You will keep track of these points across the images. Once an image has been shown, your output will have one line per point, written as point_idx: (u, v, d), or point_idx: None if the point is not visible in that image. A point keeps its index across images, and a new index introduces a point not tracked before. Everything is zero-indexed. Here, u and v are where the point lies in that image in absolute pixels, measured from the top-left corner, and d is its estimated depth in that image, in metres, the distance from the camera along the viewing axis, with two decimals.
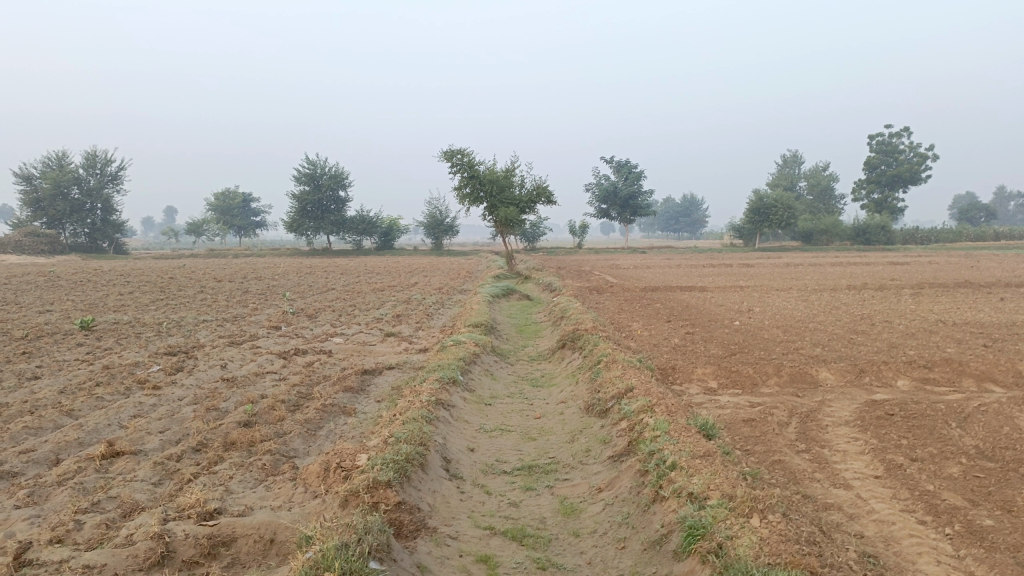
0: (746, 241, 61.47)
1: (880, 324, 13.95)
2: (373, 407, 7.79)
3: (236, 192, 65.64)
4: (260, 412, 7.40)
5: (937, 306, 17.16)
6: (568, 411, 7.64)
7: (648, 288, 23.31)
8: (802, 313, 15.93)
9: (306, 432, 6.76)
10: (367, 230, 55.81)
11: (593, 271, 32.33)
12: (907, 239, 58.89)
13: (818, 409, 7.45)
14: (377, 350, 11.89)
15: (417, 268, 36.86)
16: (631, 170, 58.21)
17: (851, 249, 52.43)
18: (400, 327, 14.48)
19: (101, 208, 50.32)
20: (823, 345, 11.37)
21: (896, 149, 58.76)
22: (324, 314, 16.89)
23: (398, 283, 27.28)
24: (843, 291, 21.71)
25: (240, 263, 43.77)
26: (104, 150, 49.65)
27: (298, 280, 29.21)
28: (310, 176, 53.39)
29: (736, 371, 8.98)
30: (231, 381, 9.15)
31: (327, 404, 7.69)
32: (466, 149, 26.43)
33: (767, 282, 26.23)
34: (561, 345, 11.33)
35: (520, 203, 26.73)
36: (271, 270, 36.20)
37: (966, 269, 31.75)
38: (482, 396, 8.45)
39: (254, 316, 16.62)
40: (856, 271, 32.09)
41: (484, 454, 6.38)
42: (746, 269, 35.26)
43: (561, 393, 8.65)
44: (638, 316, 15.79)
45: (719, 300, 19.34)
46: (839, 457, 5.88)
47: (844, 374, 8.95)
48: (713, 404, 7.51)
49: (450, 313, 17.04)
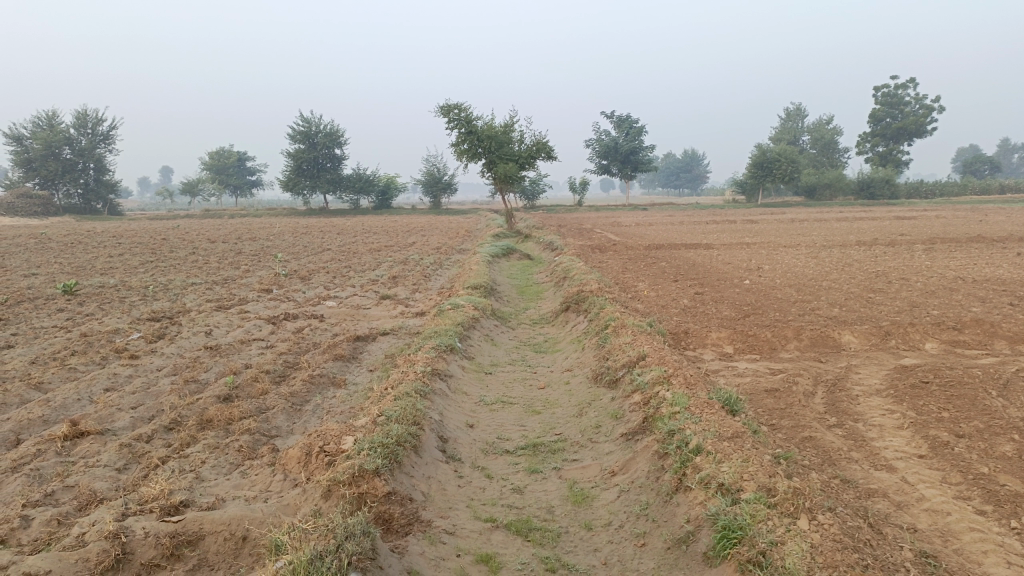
0: (748, 197, 60.54)
1: (897, 281, 13.34)
2: (365, 378, 7.24)
3: (230, 151, 64.45)
4: (242, 384, 6.83)
5: (953, 262, 16.53)
6: (575, 380, 7.09)
7: (652, 246, 22.66)
8: (813, 271, 15.31)
9: (292, 407, 6.22)
10: (364, 188, 54.86)
11: (593, 228, 31.62)
12: (911, 193, 57.97)
13: (845, 377, 6.89)
14: (371, 314, 11.34)
15: (415, 227, 36.18)
16: (632, 125, 57.01)
17: (855, 204, 51.56)
18: (396, 290, 13.88)
19: (94, 168, 49.31)
20: (840, 306, 10.78)
21: (902, 101, 57.45)
22: (317, 276, 16.27)
23: (395, 243, 26.58)
24: (854, 247, 21.06)
25: (235, 223, 43.03)
26: (94, 109, 48.50)
27: (293, 241, 28.55)
28: (304, 134, 52.26)
29: (753, 334, 8.39)
30: (215, 349, 8.57)
31: (315, 375, 7.12)
32: (463, 103, 25.52)
33: (772, 238, 25.53)
34: (565, 308, 10.74)
35: (520, 159, 25.93)
36: (267, 230, 35.50)
37: (975, 223, 30.95)
38: (482, 364, 7.88)
39: (245, 279, 15.99)
40: (863, 226, 31.36)
41: (484, 430, 5.84)
42: (750, 224, 34.57)
43: (566, 360, 8.08)
44: (643, 275, 15.19)
45: (726, 258, 18.71)
46: (876, 434, 5.33)
47: (868, 337, 8.37)
48: (732, 373, 6.95)
49: (449, 274, 16.44)
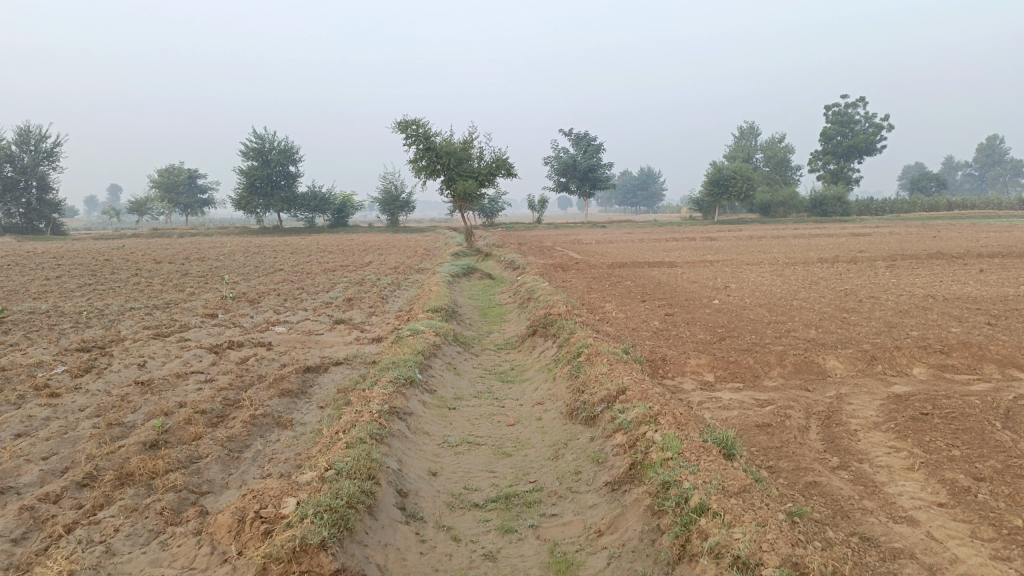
0: (705, 214, 60.92)
1: (868, 300, 13.04)
2: (314, 416, 6.51)
3: (181, 168, 62.69)
4: (173, 429, 6.03)
5: (918, 279, 16.36)
6: (547, 416, 6.46)
7: (615, 265, 22.21)
8: (782, 290, 14.97)
9: (230, 456, 5.46)
10: (320, 207, 53.84)
11: (554, 247, 31.15)
12: (863, 210, 59.05)
13: (837, 408, 6.37)
14: (324, 341, 10.58)
15: (372, 246, 35.33)
16: (590, 143, 57.03)
17: (810, 220, 52.21)
18: (351, 313, 13.12)
19: (36, 186, 47.37)
20: (817, 327, 10.36)
21: (852, 120, 58.54)
22: (267, 298, 15.40)
23: (352, 263, 25.77)
24: (817, 264, 20.90)
25: (184, 243, 41.63)
26: (37, 126, 46.74)
27: (245, 261, 27.49)
28: (258, 151, 51.01)
29: (734, 360, 7.85)
30: (148, 386, 7.72)
31: (257, 415, 6.35)
32: (420, 119, 24.89)
33: (734, 255, 25.34)
34: (531, 332, 10.12)
35: (479, 175, 25.36)
36: (218, 250, 34.21)
37: (929, 239, 31.32)
38: (445, 399, 7.19)
39: (190, 303, 15.05)
40: (820, 243, 31.45)
41: (450, 479, 5.16)
42: (710, 242, 34.49)
43: (536, 391, 7.44)
44: (609, 295, 14.66)
45: (691, 276, 18.33)
46: (887, 477, 4.80)
47: (853, 362, 7.91)
48: (718, 406, 6.39)
49: (407, 296, 15.73)
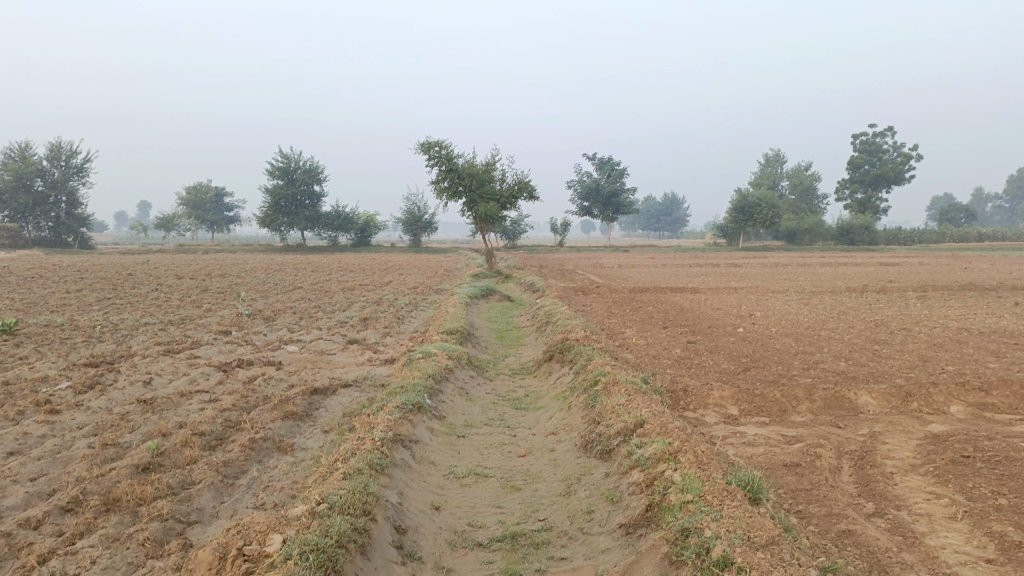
0: (729, 241, 60.30)
1: (899, 332, 12.55)
2: (317, 441, 6.23)
3: (208, 186, 63.29)
4: (168, 453, 5.77)
5: (951, 312, 15.82)
6: (561, 448, 6.13)
7: (636, 290, 21.83)
8: (809, 319, 14.51)
9: (224, 483, 5.19)
10: (343, 226, 54.03)
11: (575, 270, 30.83)
12: (891, 240, 58.12)
13: (871, 449, 5.96)
14: (336, 362, 10.33)
15: (393, 266, 35.23)
16: (614, 167, 56.82)
17: (836, 249, 51.44)
18: (365, 333, 12.88)
19: (66, 201, 48.00)
20: (847, 359, 9.92)
21: (880, 149, 57.82)
22: (283, 317, 15.22)
23: (371, 282, 25.61)
24: (844, 294, 20.37)
25: (208, 259, 41.84)
26: (69, 142, 47.47)
27: (265, 278, 27.45)
28: (283, 170, 51.37)
29: (759, 393, 7.46)
30: (149, 404, 7.48)
31: (257, 439, 6.08)
32: (443, 140, 24.80)
33: (759, 283, 24.84)
34: (547, 358, 9.79)
35: (501, 197, 25.17)
36: (239, 267, 34.26)
37: (960, 271, 30.59)
38: (454, 426, 6.88)
39: (205, 319, 14.90)
40: (847, 272, 30.84)
41: (453, 514, 4.83)
42: (735, 269, 33.98)
43: (550, 421, 7.11)
44: (630, 321, 14.30)
45: (714, 303, 17.91)
46: (928, 527, 4.40)
47: (887, 398, 7.48)
48: (742, 442, 6.02)
49: (424, 317, 15.48)
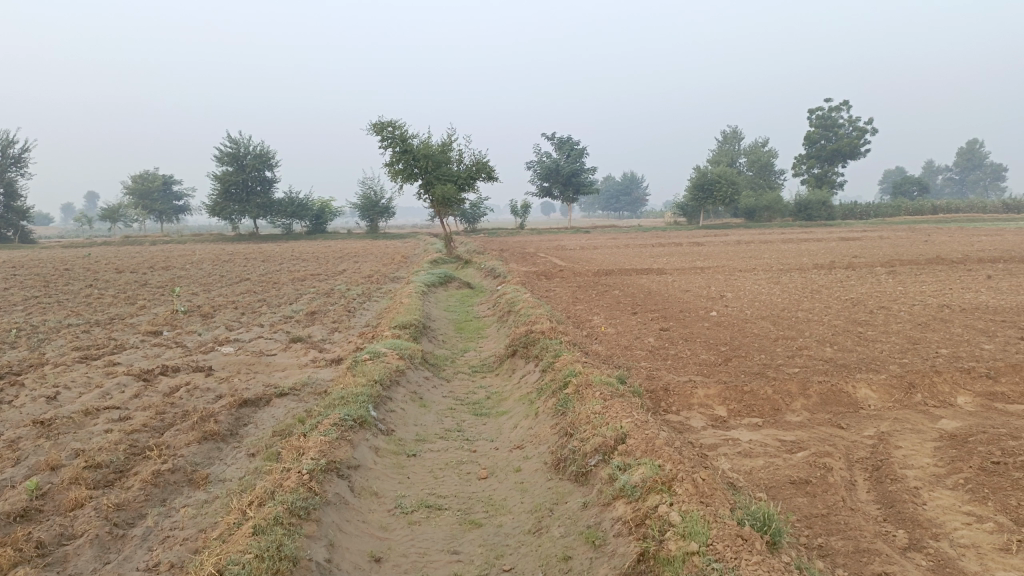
0: (690, 219, 60.03)
1: (881, 311, 11.89)
2: (237, 471, 5.23)
3: (155, 175, 60.75)
4: (51, 495, 4.72)
5: (927, 287, 15.25)
6: (528, 467, 5.22)
7: (601, 272, 21.00)
8: (783, 299, 13.83)
9: (111, 536, 4.17)
10: (297, 213, 52.35)
11: (537, 253, 29.96)
12: (848, 214, 58.38)
13: (885, 456, 5.17)
14: (276, 364, 9.28)
15: (348, 253, 33.98)
16: (573, 147, 55.97)
17: (795, 225, 51.39)
18: (311, 329, 11.81)
19: (3, 193, 45.49)
20: (833, 344, 9.17)
21: (836, 123, 57.86)
22: (223, 313, 14.04)
23: (325, 271, 24.40)
24: (813, 271, 19.80)
25: (154, 251, 39.98)
26: (3, 131, 44.88)
27: (212, 269, 26.07)
28: (232, 156, 49.45)
29: (748, 388, 6.63)
30: (45, 426, 6.38)
31: (164, 472, 5.07)
32: (396, 120, 23.62)
33: (724, 262, 24.21)
34: (510, 353, 8.87)
35: (458, 179, 24.11)
36: (186, 259, 32.58)
37: (921, 243, 30.40)
38: (404, 442, 5.93)
39: (136, 318, 13.66)
40: (811, 248, 30.48)
41: (398, 567, 3.89)
42: (698, 247, 33.42)
43: (514, 430, 6.21)
44: (597, 307, 13.43)
45: (682, 284, 17.15)
46: (978, 564, 3.59)
47: (888, 390, 6.69)
48: (738, 453, 5.20)
49: (376, 308, 14.46)
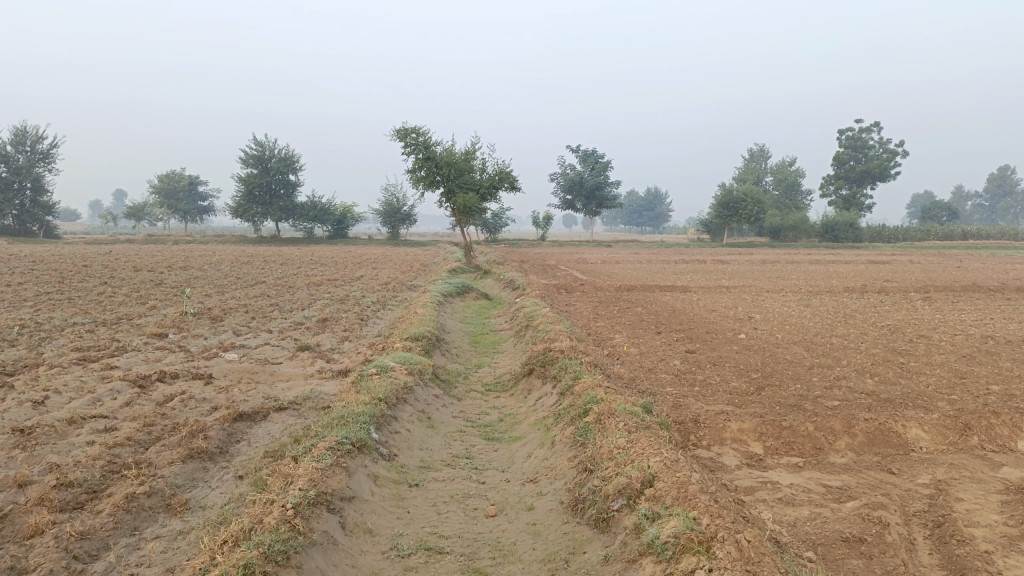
0: (713, 237, 59.22)
1: (920, 341, 11.24)
2: (220, 498, 4.73)
3: (181, 175, 61.00)
4: (10, 519, 4.24)
5: (966, 316, 14.54)
6: (541, 507, 4.68)
7: (623, 288, 20.43)
8: (814, 324, 13.19)
9: (68, 572, 3.68)
10: (320, 218, 52.20)
11: (558, 266, 29.43)
12: (875, 237, 57.31)
13: (945, 509, 4.57)
14: (280, 373, 8.82)
15: (367, 259, 33.62)
16: (598, 160, 55.51)
17: (821, 246, 50.47)
18: (321, 338, 11.34)
19: (31, 188, 45.72)
20: (873, 376, 8.54)
21: (865, 145, 56.89)
22: (234, 316, 13.62)
23: (342, 277, 23.99)
24: (844, 295, 19.08)
25: (175, 250, 39.91)
26: (32, 126, 45.11)
27: (229, 271, 25.80)
28: (257, 158, 49.42)
29: (787, 424, 6.03)
30: (24, 435, 5.92)
31: (138, 498, 4.58)
32: (420, 127, 23.23)
33: (750, 282, 23.53)
34: (527, 372, 8.33)
35: (480, 189, 23.69)
36: (205, 259, 32.39)
37: (952, 269, 29.54)
38: (406, 469, 5.41)
39: (144, 319, 13.27)
40: (839, 270, 29.71)
41: None
42: (722, 265, 32.71)
43: (527, 460, 5.68)
44: (620, 324, 12.87)
45: (708, 304, 16.54)
46: None
47: (942, 431, 6.08)
48: (780, 501, 4.62)
49: (390, 317, 13.99)
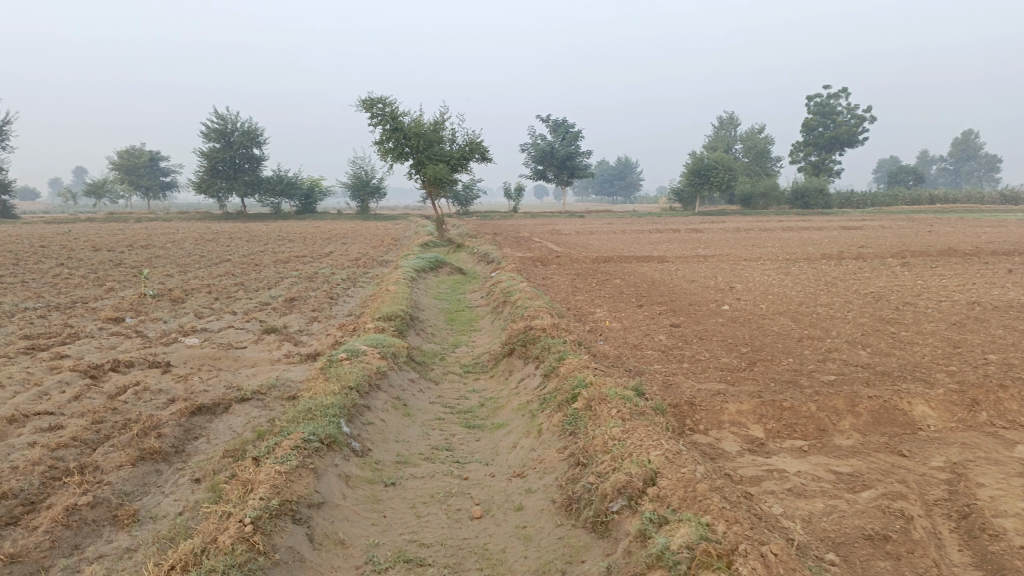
0: (685, 205, 59.06)
1: (907, 308, 10.98)
2: (174, 508, 4.23)
3: (142, 150, 59.22)
4: None
5: (947, 281, 14.33)
6: (531, 508, 4.25)
7: (599, 259, 20.02)
8: (797, 293, 12.89)
9: None
10: (287, 192, 51.05)
11: (531, 237, 28.97)
12: (845, 203, 57.54)
13: (968, 497, 4.23)
14: (244, 359, 8.27)
15: (337, 234, 32.84)
16: (568, 129, 54.88)
17: (791, 212, 50.50)
18: (288, 319, 10.77)
19: None
20: (866, 347, 8.23)
21: (834, 110, 56.83)
22: (196, 298, 12.96)
23: (310, 253, 23.31)
24: (822, 261, 18.85)
25: (137, 228, 38.71)
26: None
27: (193, 249, 24.95)
28: (219, 132, 47.98)
29: (788, 404, 5.66)
30: None
31: (80, 510, 4.06)
32: (387, 97, 22.45)
33: (726, 250, 23.24)
34: (507, 352, 7.88)
35: (451, 160, 23.03)
36: (168, 237, 31.38)
37: (924, 234, 29.52)
38: (381, 466, 4.95)
39: (100, 302, 12.55)
40: (813, 236, 29.55)
41: None
42: (697, 234, 32.45)
43: (512, 452, 5.24)
44: (599, 297, 12.45)
45: (687, 274, 16.18)
46: None
47: (949, 407, 5.75)
48: (792, 492, 4.25)
49: (361, 295, 13.44)
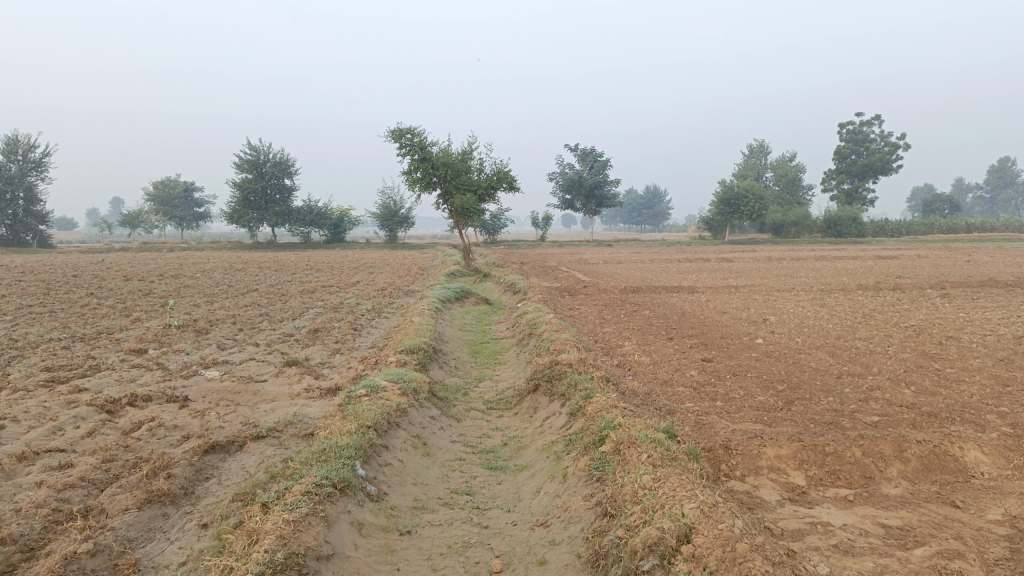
0: (715, 234, 58.48)
1: (950, 343, 10.51)
2: (177, 558, 4.01)
3: (177, 181, 60.28)
4: None
5: (991, 314, 13.78)
6: (555, 562, 3.96)
7: (628, 290, 19.70)
8: (833, 325, 12.46)
9: None
10: (316, 222, 51.49)
11: (558, 267, 28.75)
12: (879, 232, 56.55)
13: None
14: (263, 393, 8.09)
15: (365, 264, 32.87)
16: (597, 159, 54.84)
17: (824, 242, 49.67)
18: (310, 351, 10.62)
19: (24, 197, 44.98)
20: (910, 384, 7.82)
21: (867, 138, 56.11)
22: (220, 329, 12.89)
23: (337, 283, 23.28)
24: (858, 292, 18.34)
25: (170, 257, 39.14)
26: (24, 135, 44.33)
27: (222, 279, 25.08)
28: (251, 163, 48.65)
29: (830, 449, 5.32)
30: None
31: (79, 560, 3.84)
32: (415, 127, 22.52)
33: (757, 280, 22.78)
34: (532, 388, 7.61)
35: (478, 189, 22.97)
36: (199, 267, 31.66)
37: (963, 264, 28.74)
38: (396, 511, 4.69)
39: (125, 333, 12.52)
40: (848, 266, 28.91)
41: None
42: (728, 263, 31.94)
43: (536, 498, 4.95)
44: (628, 330, 12.14)
45: (718, 305, 15.79)
46: None
47: (1004, 453, 5.36)
48: (838, 549, 3.92)
49: (386, 327, 13.27)
